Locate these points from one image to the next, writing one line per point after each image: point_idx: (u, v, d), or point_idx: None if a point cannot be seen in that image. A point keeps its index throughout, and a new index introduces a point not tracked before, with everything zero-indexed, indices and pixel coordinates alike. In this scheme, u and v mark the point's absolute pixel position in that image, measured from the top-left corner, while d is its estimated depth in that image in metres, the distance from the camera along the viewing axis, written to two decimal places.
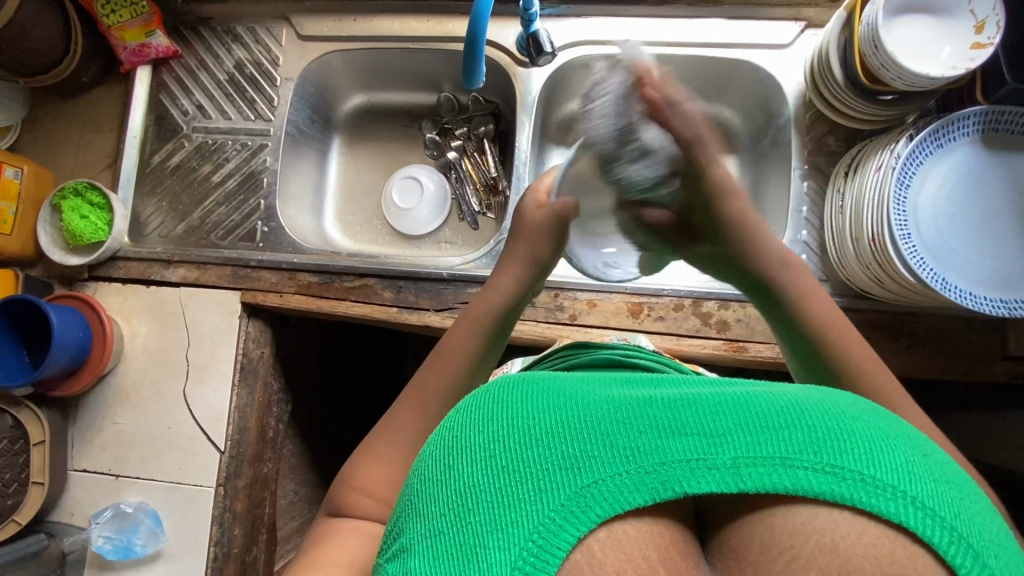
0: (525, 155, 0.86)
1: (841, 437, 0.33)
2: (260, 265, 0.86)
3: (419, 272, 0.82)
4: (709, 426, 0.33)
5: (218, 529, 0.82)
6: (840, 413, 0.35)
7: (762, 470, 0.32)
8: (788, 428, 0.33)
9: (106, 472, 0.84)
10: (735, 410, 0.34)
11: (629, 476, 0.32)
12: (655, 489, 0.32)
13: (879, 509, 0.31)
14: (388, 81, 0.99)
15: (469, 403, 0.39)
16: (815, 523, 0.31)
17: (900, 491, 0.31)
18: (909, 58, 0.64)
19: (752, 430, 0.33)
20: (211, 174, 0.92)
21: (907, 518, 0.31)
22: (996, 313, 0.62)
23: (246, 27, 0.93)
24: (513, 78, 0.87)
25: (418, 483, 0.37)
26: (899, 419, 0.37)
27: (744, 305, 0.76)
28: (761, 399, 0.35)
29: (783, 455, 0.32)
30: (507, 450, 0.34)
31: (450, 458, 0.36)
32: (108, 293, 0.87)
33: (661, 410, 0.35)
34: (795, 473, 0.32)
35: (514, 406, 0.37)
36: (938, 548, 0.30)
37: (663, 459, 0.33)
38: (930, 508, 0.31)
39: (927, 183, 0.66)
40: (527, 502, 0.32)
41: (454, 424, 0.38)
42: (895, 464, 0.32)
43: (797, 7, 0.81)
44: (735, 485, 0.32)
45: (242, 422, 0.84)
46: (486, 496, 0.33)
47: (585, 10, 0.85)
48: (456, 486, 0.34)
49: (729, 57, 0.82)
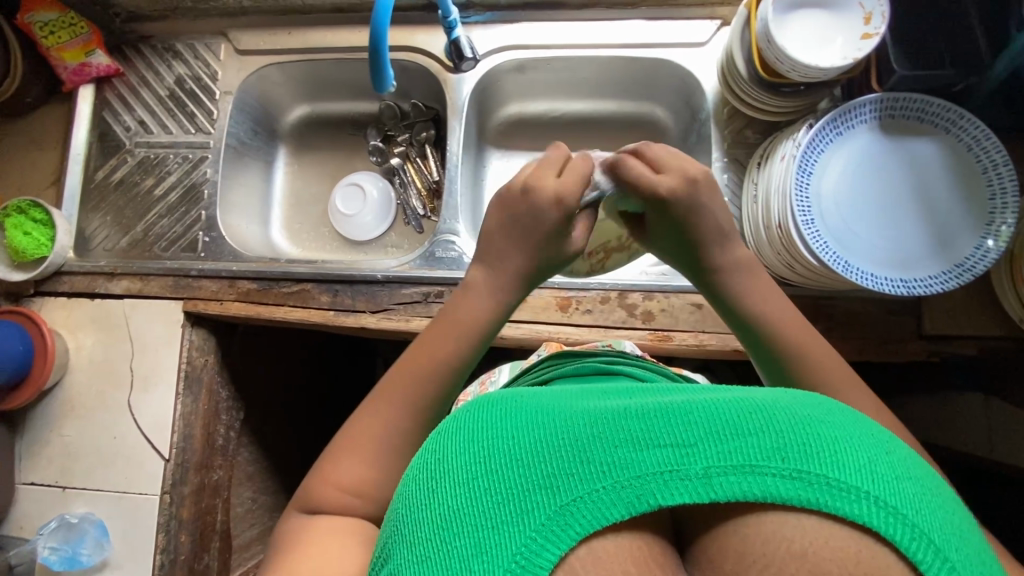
0: (457, 158, 0.88)
1: (806, 441, 0.32)
2: (201, 274, 0.87)
3: (355, 275, 0.83)
4: (681, 436, 0.33)
5: (164, 536, 0.83)
6: (807, 415, 0.34)
7: (732, 478, 0.32)
8: (756, 434, 0.32)
9: (53, 485, 0.85)
10: (706, 418, 0.33)
11: (606, 492, 0.32)
12: (631, 503, 0.32)
13: (843, 511, 0.30)
14: (330, 92, 1.02)
15: (451, 422, 0.38)
16: (784, 531, 0.31)
17: (863, 492, 0.31)
18: (803, 51, 0.67)
19: (725, 438, 0.32)
20: (153, 187, 0.93)
21: (871, 518, 0.30)
22: (893, 292, 0.64)
23: (186, 43, 0.96)
24: (444, 84, 0.89)
25: (405, 509, 0.36)
26: (865, 416, 0.36)
27: (667, 295, 0.78)
28: (733, 405, 0.34)
29: (752, 462, 0.32)
30: (489, 472, 0.33)
31: (434, 483, 0.35)
32: (53, 308, 0.89)
33: (635, 420, 0.34)
34: (763, 480, 0.31)
35: (495, 426, 0.36)
36: (899, 545, 0.30)
37: (637, 471, 0.32)
38: (893, 506, 0.31)
39: (828, 169, 0.68)
40: (507, 523, 0.32)
41: (437, 446, 0.37)
42: (860, 463, 0.32)
43: (710, 7, 0.84)
44: (706, 495, 0.32)
45: (187, 430, 0.86)
46: (471, 519, 0.32)
47: (511, 16, 0.87)
48: (440, 512, 0.33)
49: (651, 56, 0.85)
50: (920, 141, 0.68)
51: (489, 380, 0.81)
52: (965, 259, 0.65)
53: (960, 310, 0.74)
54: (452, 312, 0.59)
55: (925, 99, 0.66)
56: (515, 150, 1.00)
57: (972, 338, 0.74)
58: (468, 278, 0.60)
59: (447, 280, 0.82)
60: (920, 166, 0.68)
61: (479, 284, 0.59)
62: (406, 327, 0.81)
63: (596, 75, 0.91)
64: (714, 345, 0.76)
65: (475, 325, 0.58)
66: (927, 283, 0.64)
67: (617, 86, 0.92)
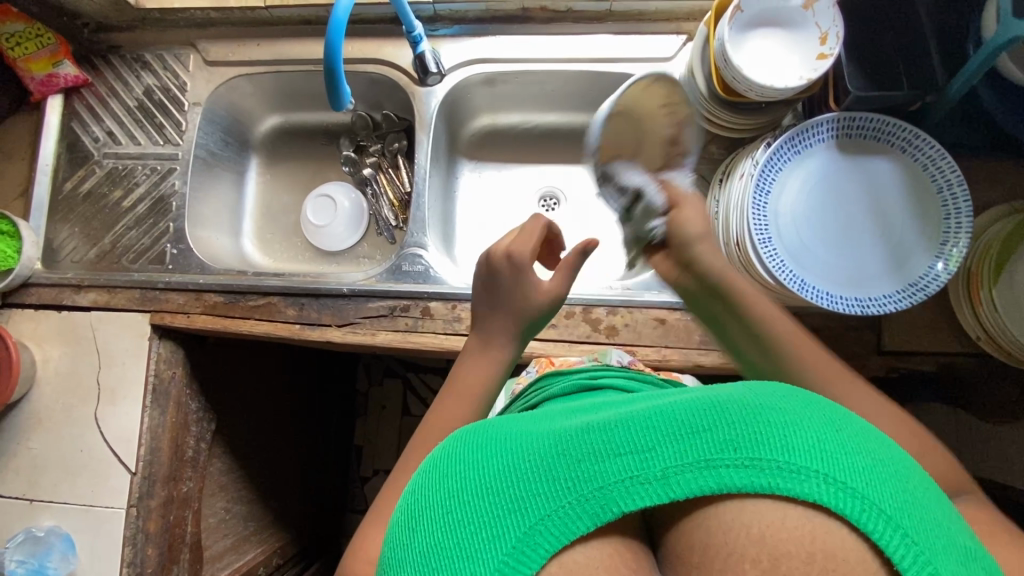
0: (425, 171, 0.88)
1: (756, 430, 0.32)
2: (167, 287, 0.87)
3: (320, 288, 0.83)
4: (638, 441, 0.33)
5: (130, 549, 0.83)
6: (759, 404, 0.34)
7: (688, 476, 0.32)
8: (708, 429, 0.32)
9: (20, 497, 0.85)
10: (661, 420, 0.33)
11: (570, 506, 0.32)
12: (596, 514, 0.32)
13: (794, 491, 0.31)
14: (302, 103, 1.02)
15: (432, 463, 0.39)
16: (742, 517, 0.31)
17: (812, 470, 0.31)
18: (760, 71, 0.67)
19: (680, 438, 0.32)
20: (122, 199, 0.93)
21: (820, 495, 0.31)
22: (849, 311, 0.65)
23: (154, 54, 0.95)
24: (412, 97, 0.89)
25: (392, 552, 0.36)
26: (820, 395, 0.36)
27: (631, 309, 0.78)
28: (685, 404, 0.34)
29: (706, 458, 0.32)
30: (462, 504, 0.34)
31: (414, 524, 0.35)
32: (20, 320, 0.89)
33: (594, 433, 0.34)
34: (717, 473, 0.32)
35: (469, 459, 0.36)
36: (850, 518, 0.30)
37: (600, 484, 0.32)
38: (841, 481, 0.31)
39: (786, 188, 0.69)
40: (480, 550, 0.32)
41: (419, 487, 0.38)
42: (807, 443, 0.32)
43: (677, 22, 0.84)
44: (667, 495, 0.32)
45: (154, 443, 0.86)
46: (447, 551, 0.32)
47: (478, 30, 0.88)
48: (420, 550, 0.34)
49: (618, 71, 0.86)
50: (876, 158, 0.68)
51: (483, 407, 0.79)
52: (918, 279, 0.65)
53: (918, 323, 0.74)
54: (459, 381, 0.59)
55: (882, 120, 0.67)
56: (487, 162, 1.02)
57: (931, 354, 0.74)
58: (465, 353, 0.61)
59: (412, 293, 0.82)
60: (876, 181, 0.68)
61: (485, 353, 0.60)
62: (371, 341, 0.81)
63: (565, 87, 0.92)
64: (677, 360, 0.76)
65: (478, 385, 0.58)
66: (880, 302, 0.65)
67: (586, 98, 0.94)
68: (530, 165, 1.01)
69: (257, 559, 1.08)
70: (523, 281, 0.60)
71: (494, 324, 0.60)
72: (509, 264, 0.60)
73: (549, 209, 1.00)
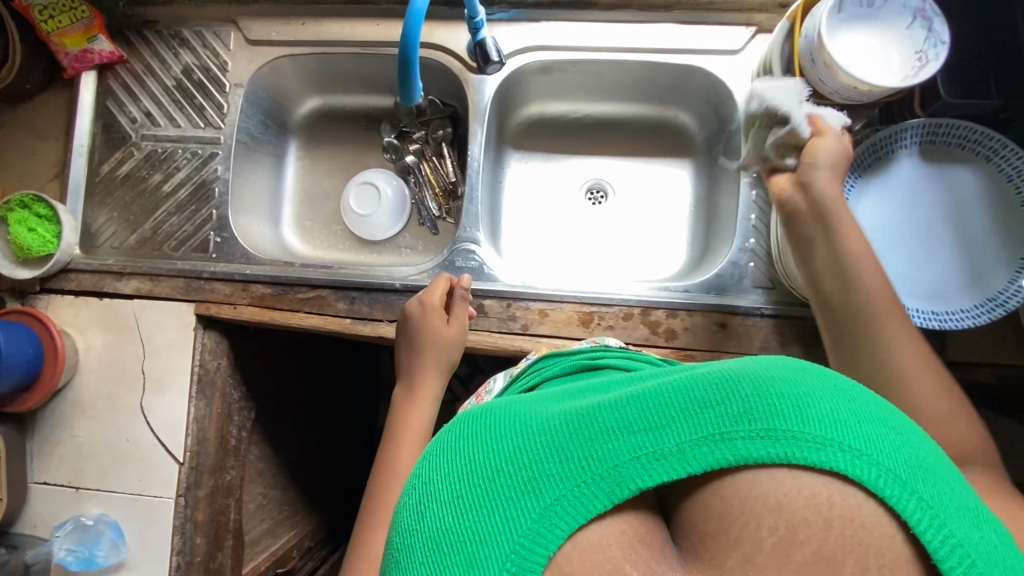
0: (478, 162, 0.85)
1: (773, 403, 0.33)
2: (213, 276, 0.85)
3: (373, 283, 0.82)
4: (651, 419, 0.34)
5: (179, 539, 0.83)
6: (770, 376, 0.34)
7: (703, 450, 0.32)
8: (720, 404, 0.33)
9: (66, 485, 0.85)
10: (672, 399, 0.34)
11: (585, 486, 0.33)
12: (612, 492, 0.33)
13: (808, 460, 0.31)
14: (342, 85, 0.98)
15: (442, 448, 0.40)
16: (759, 487, 0.32)
17: (828, 440, 0.32)
18: (855, 70, 0.63)
19: (692, 414, 0.33)
20: (162, 183, 0.90)
21: (837, 462, 0.31)
22: (925, 325, 0.64)
23: (192, 30, 0.91)
24: (465, 84, 0.86)
25: (404, 535, 0.37)
26: (826, 368, 0.36)
27: (692, 313, 0.77)
28: (697, 381, 0.35)
29: (719, 431, 0.32)
30: (478, 487, 0.35)
31: (427, 506, 0.36)
32: (60, 307, 0.87)
33: (607, 414, 0.35)
34: (732, 445, 0.32)
35: (482, 444, 0.38)
36: (867, 483, 0.31)
37: (614, 462, 0.33)
38: (857, 449, 0.31)
39: (867, 195, 0.68)
40: (498, 532, 0.33)
41: (430, 472, 0.39)
42: (822, 414, 0.32)
43: (748, 13, 0.80)
44: (682, 470, 0.33)
45: (201, 433, 0.85)
46: (462, 535, 0.33)
47: (537, 15, 0.84)
48: (434, 531, 0.35)
49: (681, 63, 0.83)
50: (961, 169, 0.67)
51: (485, 390, 0.71)
52: (997, 295, 0.64)
53: (981, 335, 0.73)
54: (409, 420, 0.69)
55: (968, 127, 0.65)
56: (534, 151, 0.99)
57: (993, 366, 0.73)
58: (404, 393, 0.72)
59: None
60: (960, 193, 0.67)
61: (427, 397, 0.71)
62: None
63: (622, 77, 0.89)
64: None
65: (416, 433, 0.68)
66: (957, 317, 0.64)
67: (641, 88, 0.91)
68: (580, 155, 0.98)
69: (291, 543, 1.09)
70: (438, 321, 0.74)
71: (421, 365, 0.72)
72: (424, 309, 0.75)
73: (596, 201, 0.97)
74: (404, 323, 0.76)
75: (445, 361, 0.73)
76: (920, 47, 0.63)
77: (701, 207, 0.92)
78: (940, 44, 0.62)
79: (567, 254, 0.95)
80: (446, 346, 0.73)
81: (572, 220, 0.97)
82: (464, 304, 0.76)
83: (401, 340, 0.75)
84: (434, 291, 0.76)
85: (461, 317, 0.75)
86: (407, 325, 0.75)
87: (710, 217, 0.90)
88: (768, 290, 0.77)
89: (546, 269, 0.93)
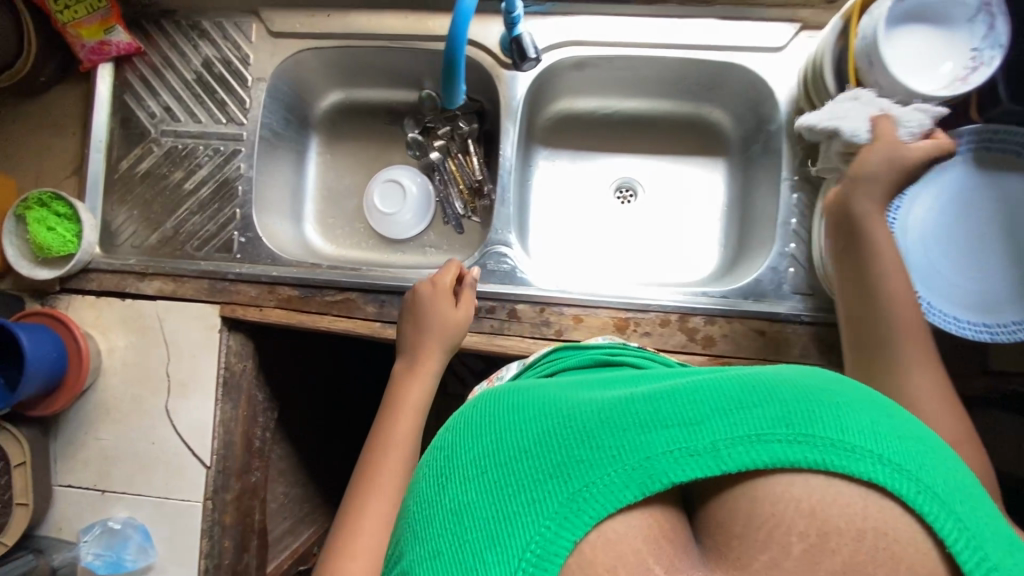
0: (510, 162, 0.84)
1: (813, 408, 0.31)
2: (238, 278, 0.83)
3: (404, 285, 0.80)
4: (688, 414, 0.32)
5: (207, 542, 0.82)
6: (808, 384, 0.33)
7: (739, 449, 0.31)
8: (760, 405, 0.31)
9: (92, 488, 0.84)
10: (710, 396, 0.33)
11: (615, 475, 0.31)
12: (643, 484, 0.31)
13: (849, 469, 0.29)
14: (364, 78, 0.95)
15: (462, 425, 0.39)
16: (791, 490, 0.30)
17: (867, 449, 0.30)
18: (901, 71, 0.62)
19: (731, 411, 0.31)
20: (183, 181, 0.87)
21: (876, 473, 0.29)
22: (977, 338, 0.63)
23: (212, 21, 0.88)
24: (497, 80, 0.84)
25: (421, 507, 0.36)
26: (867, 387, 0.35)
27: (730, 320, 0.76)
28: (737, 381, 0.34)
29: (758, 431, 0.31)
30: (501, 466, 0.33)
31: (446, 481, 0.35)
32: (80, 307, 0.85)
33: (641, 405, 0.33)
34: (771, 447, 0.30)
35: (505, 423, 0.36)
36: (906, 498, 0.29)
37: (646, 454, 0.31)
38: (897, 462, 0.29)
39: (917, 203, 0.66)
40: (521, 515, 0.31)
41: (449, 448, 0.38)
42: (862, 424, 0.31)
43: (792, 8, 0.78)
44: (716, 468, 0.31)
45: (227, 436, 0.84)
46: (482, 514, 0.32)
47: (572, 8, 0.81)
48: (454, 507, 0.33)
49: (721, 59, 0.80)
50: (1015, 177, 0.65)
51: (496, 375, 0.68)
52: None
53: None
54: (405, 391, 0.67)
55: None
56: (562, 148, 0.96)
57: None
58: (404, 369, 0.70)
59: (500, 295, 0.79)
60: (1013, 201, 0.65)
61: (427, 372, 0.69)
62: None
63: (655, 72, 0.86)
64: None
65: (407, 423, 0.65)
66: (1011, 329, 0.63)
67: (675, 84, 0.88)
68: (610, 153, 0.96)
69: (312, 540, 1.09)
70: (445, 301, 0.73)
71: (423, 343, 0.70)
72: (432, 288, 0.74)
73: (625, 201, 0.95)
74: (408, 303, 0.75)
75: (448, 341, 0.71)
76: (973, 49, 0.61)
77: (736, 208, 0.90)
78: (997, 46, 0.60)
79: (597, 254, 0.93)
80: (451, 328, 0.72)
81: (600, 219, 0.95)
82: (471, 289, 0.76)
83: (404, 318, 0.74)
84: (443, 274, 0.75)
85: (467, 300, 0.75)
86: (411, 304, 0.74)
87: (745, 219, 0.88)
88: (807, 297, 0.76)
89: (576, 271, 0.91)
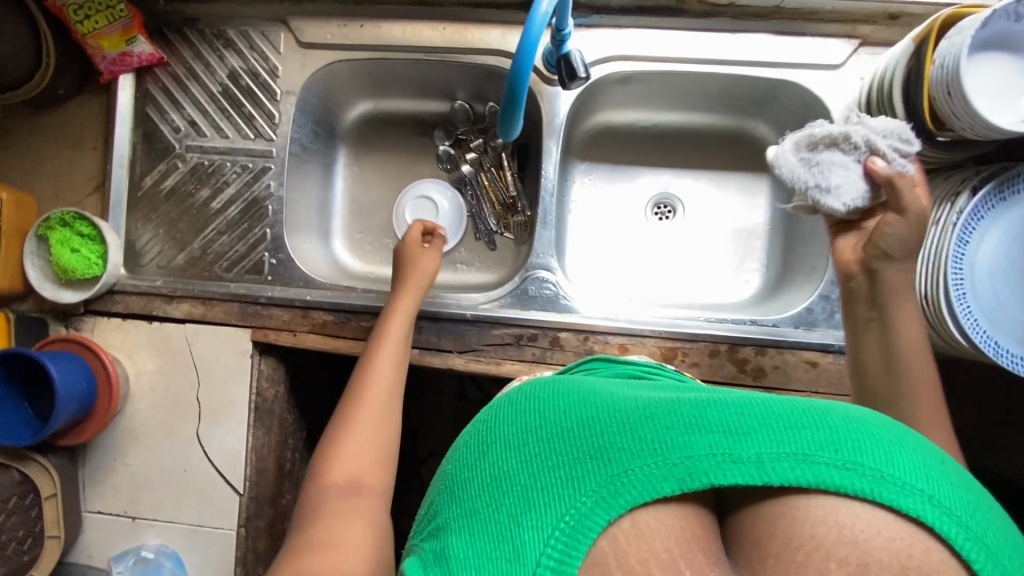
0: (551, 183, 0.81)
1: (864, 440, 0.31)
2: (270, 302, 0.81)
3: (442, 312, 0.78)
4: (733, 424, 0.32)
5: (241, 570, 0.80)
6: (861, 418, 0.33)
7: (784, 464, 0.31)
8: (809, 427, 0.32)
9: (122, 514, 0.82)
10: (759, 410, 0.33)
11: (655, 467, 0.32)
12: (682, 480, 0.31)
13: (897, 503, 0.29)
14: (394, 88, 0.91)
15: (506, 402, 0.41)
16: (836, 516, 0.30)
17: (916, 488, 0.30)
18: (984, 103, 0.58)
19: (777, 428, 0.32)
20: (210, 200, 0.84)
21: (924, 513, 0.29)
22: None
23: (238, 30, 0.84)
24: (538, 96, 0.80)
25: (461, 467, 0.39)
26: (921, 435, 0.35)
27: (781, 350, 0.73)
28: (789, 403, 0.34)
29: (806, 451, 0.31)
30: (540, 442, 0.35)
31: (486, 448, 0.38)
32: (106, 329, 0.82)
33: (687, 410, 0.34)
34: (817, 468, 0.31)
35: (548, 406, 0.38)
36: (953, 544, 0.29)
37: (689, 452, 0.32)
38: (946, 506, 0.30)
39: (989, 238, 0.64)
40: (559, 489, 0.32)
41: (490, 423, 0.40)
42: (914, 464, 0.31)
43: (852, 23, 0.74)
44: (759, 477, 0.31)
45: (259, 463, 0.81)
46: (520, 481, 0.34)
47: (620, 20, 0.77)
48: (493, 472, 0.35)
49: (775, 76, 0.77)
50: None
51: None
52: None
53: None
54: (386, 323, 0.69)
55: None
56: (599, 162, 0.93)
57: None
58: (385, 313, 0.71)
59: (543, 323, 0.76)
60: None
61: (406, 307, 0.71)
62: (495, 370, 0.76)
63: (701, 87, 0.83)
64: None
65: (390, 374, 0.64)
66: None
67: (720, 99, 0.85)
68: (648, 167, 0.93)
69: None
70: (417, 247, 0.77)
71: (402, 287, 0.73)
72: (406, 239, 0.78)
73: (663, 217, 0.92)
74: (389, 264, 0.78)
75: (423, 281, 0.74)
76: None
77: (780, 229, 0.88)
78: None
79: (634, 273, 0.91)
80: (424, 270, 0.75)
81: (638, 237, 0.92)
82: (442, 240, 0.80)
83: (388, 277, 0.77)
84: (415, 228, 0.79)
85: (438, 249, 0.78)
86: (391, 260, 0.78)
87: (790, 242, 0.86)
88: None
89: (616, 293, 0.89)
